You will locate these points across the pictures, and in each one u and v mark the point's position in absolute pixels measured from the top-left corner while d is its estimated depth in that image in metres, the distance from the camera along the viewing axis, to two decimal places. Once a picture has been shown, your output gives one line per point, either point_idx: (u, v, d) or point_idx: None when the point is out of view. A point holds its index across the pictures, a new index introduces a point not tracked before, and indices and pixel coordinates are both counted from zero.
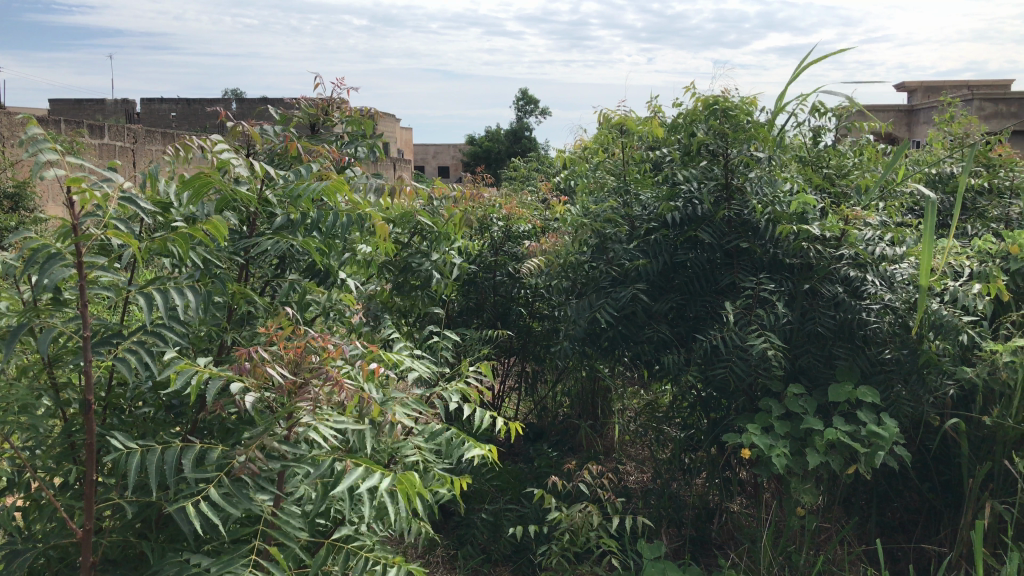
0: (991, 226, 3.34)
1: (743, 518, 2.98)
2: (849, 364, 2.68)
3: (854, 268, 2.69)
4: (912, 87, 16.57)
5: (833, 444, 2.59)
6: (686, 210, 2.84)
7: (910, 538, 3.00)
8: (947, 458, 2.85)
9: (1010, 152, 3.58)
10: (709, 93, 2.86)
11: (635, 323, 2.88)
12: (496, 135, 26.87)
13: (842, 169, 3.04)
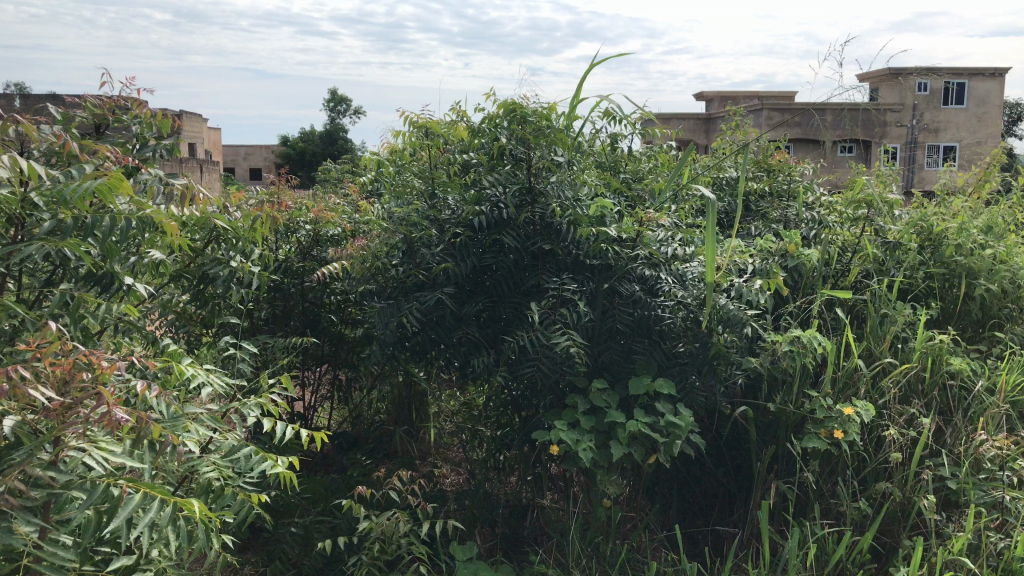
0: (771, 226, 3.62)
1: (553, 513, 3.05)
2: (646, 357, 2.83)
3: (648, 267, 2.83)
4: (708, 96, 17.69)
5: (635, 435, 2.69)
6: (491, 214, 2.87)
7: (707, 521, 3.18)
8: (738, 443, 3.08)
9: (785, 157, 3.89)
10: (509, 99, 2.93)
11: (446, 325, 2.88)
12: (311, 137, 26.27)
13: (639, 175, 3.36)
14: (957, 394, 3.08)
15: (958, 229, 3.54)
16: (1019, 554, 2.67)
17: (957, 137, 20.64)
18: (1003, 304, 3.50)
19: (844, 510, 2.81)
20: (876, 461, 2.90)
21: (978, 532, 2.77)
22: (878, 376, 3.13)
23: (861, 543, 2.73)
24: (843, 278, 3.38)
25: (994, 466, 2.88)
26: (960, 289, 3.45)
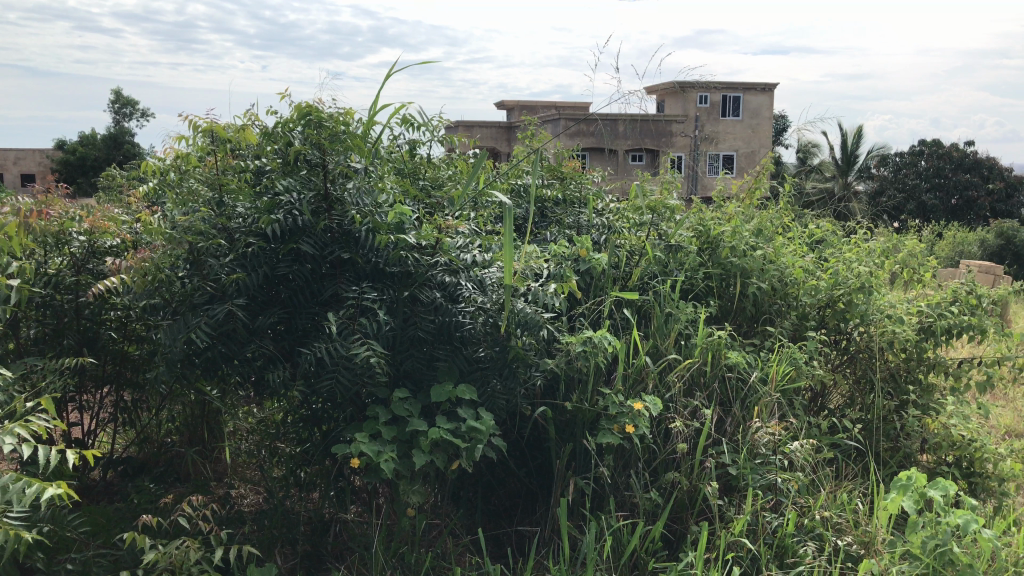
0: (565, 231, 3.75)
1: (357, 526, 3.00)
2: (448, 364, 2.83)
3: (448, 273, 2.84)
4: (509, 106, 18.11)
5: (436, 443, 2.69)
6: (285, 222, 2.75)
7: (511, 521, 3.24)
8: (538, 443, 3.17)
9: (577, 166, 4.05)
10: (302, 102, 2.86)
11: (238, 339, 2.73)
12: (93, 141, 24.49)
13: (437, 182, 3.36)
14: (735, 385, 3.32)
15: (732, 232, 3.82)
16: (791, 530, 2.92)
17: (735, 148, 22.30)
18: (773, 301, 3.80)
19: (638, 501, 2.95)
20: (665, 453, 3.07)
21: (756, 513, 3.00)
22: (665, 371, 3.32)
23: (654, 532, 2.88)
24: (632, 280, 3.57)
25: (769, 451, 3.11)
26: (736, 288, 3.73)
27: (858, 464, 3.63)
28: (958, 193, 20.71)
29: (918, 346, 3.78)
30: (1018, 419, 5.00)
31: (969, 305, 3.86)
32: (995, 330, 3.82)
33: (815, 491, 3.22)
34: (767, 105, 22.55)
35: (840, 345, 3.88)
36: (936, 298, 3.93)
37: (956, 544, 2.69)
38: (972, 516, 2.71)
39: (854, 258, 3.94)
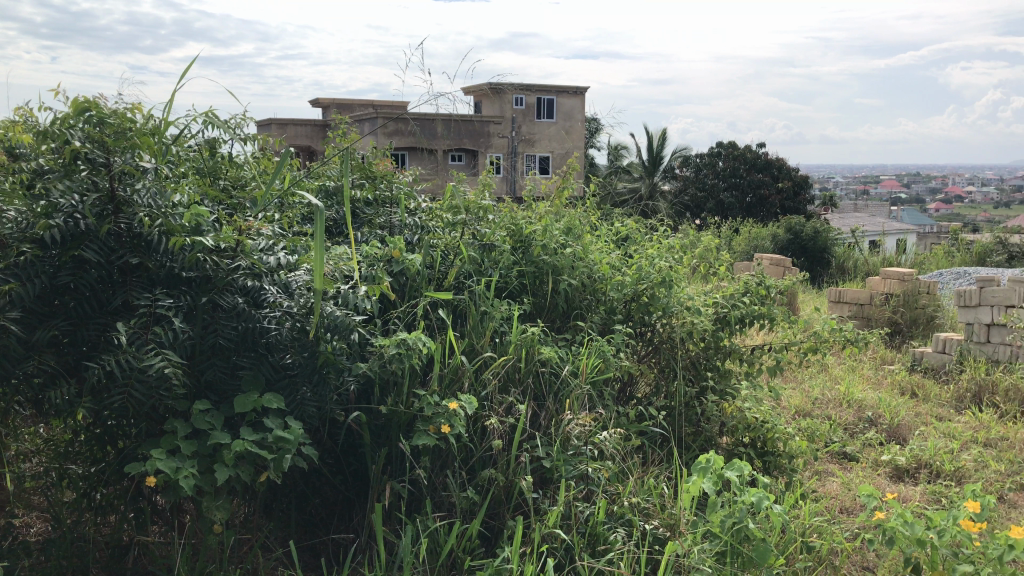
0: (377, 232, 3.69)
1: (158, 548, 2.82)
2: (253, 372, 2.70)
3: (251, 277, 2.74)
4: (325, 104, 17.74)
5: (241, 456, 2.57)
6: (65, 226, 2.52)
7: (327, 530, 3.16)
8: (353, 449, 3.11)
9: (388, 166, 4.00)
10: (82, 98, 2.69)
11: (12, 356, 2.44)
12: None
13: (239, 181, 3.23)
14: (548, 379, 3.40)
15: (543, 231, 3.91)
16: (601, 518, 3.02)
17: (550, 148, 22.90)
18: (583, 295, 3.93)
19: (454, 500, 2.95)
20: (482, 451, 3.09)
21: (568, 503, 3.07)
22: (480, 369, 3.34)
23: (470, 530, 2.89)
24: (446, 280, 3.57)
25: (580, 442, 3.22)
26: (547, 285, 3.81)
27: (663, 449, 3.81)
28: (752, 191, 22.27)
29: (715, 335, 4.01)
30: (804, 400, 5.43)
31: (759, 295, 4.14)
32: (782, 318, 4.13)
33: (624, 478, 3.34)
34: (580, 107, 23.31)
35: (645, 337, 4.06)
36: (730, 289, 4.18)
37: (750, 520, 2.85)
38: (763, 493, 2.89)
39: (656, 254, 4.13)
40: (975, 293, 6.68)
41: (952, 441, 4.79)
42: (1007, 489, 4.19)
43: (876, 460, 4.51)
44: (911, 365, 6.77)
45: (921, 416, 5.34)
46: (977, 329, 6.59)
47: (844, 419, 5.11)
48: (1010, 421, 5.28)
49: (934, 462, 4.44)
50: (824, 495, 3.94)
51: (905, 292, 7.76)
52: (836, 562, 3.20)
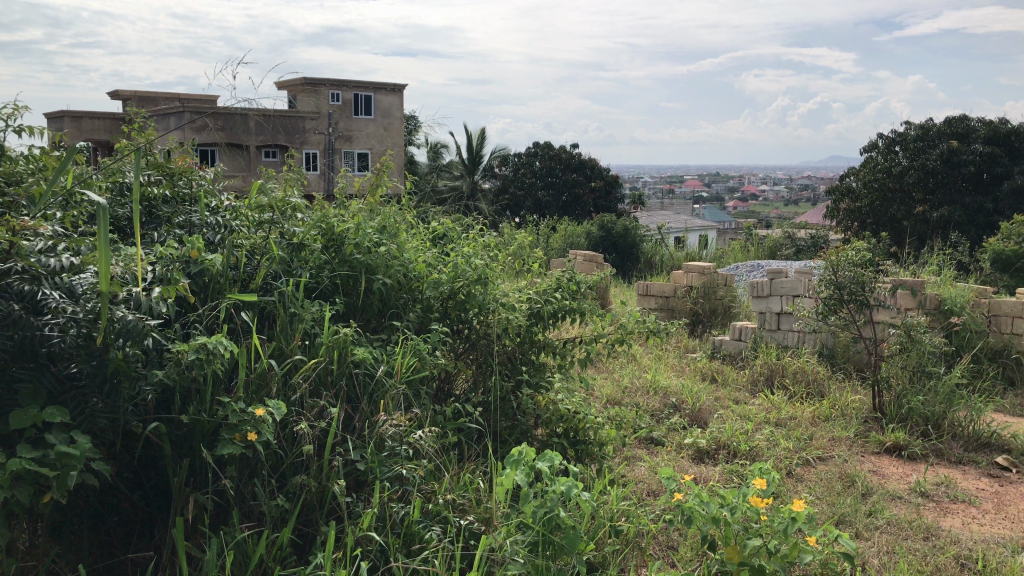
0: (174, 232, 3.48)
1: None
2: (32, 386, 2.49)
3: (28, 282, 2.52)
4: (125, 96, 16.66)
5: (19, 476, 2.36)
6: None
7: (125, 550, 2.96)
8: (153, 462, 2.93)
9: (186, 162, 3.79)
10: None
11: None
12: None
13: (13, 176, 2.96)
14: (362, 380, 3.34)
15: (355, 230, 3.82)
16: (416, 517, 3.01)
17: (370, 146, 22.63)
18: (399, 294, 3.89)
19: (263, 509, 2.85)
20: (292, 457, 2.99)
21: (383, 505, 3.04)
22: (290, 373, 3.23)
23: (280, 539, 2.80)
24: (253, 281, 3.45)
25: (395, 442, 3.18)
26: (361, 283, 3.74)
27: (480, 444, 3.85)
28: (567, 190, 23.00)
29: (529, 330, 4.09)
30: (615, 389, 5.66)
31: (570, 291, 4.26)
32: (592, 312, 4.27)
33: (440, 476, 3.35)
34: (398, 104, 23.14)
35: (463, 335, 4.09)
36: (543, 285, 4.28)
37: (560, 508, 2.93)
38: (572, 482, 2.96)
39: (471, 251, 4.15)
40: (766, 285, 7.21)
41: (747, 422, 5.14)
42: (794, 465, 4.55)
43: (680, 444, 4.77)
44: (712, 353, 7.22)
45: (720, 400, 5.71)
46: (769, 318, 7.15)
47: (650, 406, 5.38)
48: (796, 401, 5.74)
49: (731, 443, 4.75)
50: (633, 480, 4.12)
51: (704, 285, 8.25)
52: (643, 544, 3.35)
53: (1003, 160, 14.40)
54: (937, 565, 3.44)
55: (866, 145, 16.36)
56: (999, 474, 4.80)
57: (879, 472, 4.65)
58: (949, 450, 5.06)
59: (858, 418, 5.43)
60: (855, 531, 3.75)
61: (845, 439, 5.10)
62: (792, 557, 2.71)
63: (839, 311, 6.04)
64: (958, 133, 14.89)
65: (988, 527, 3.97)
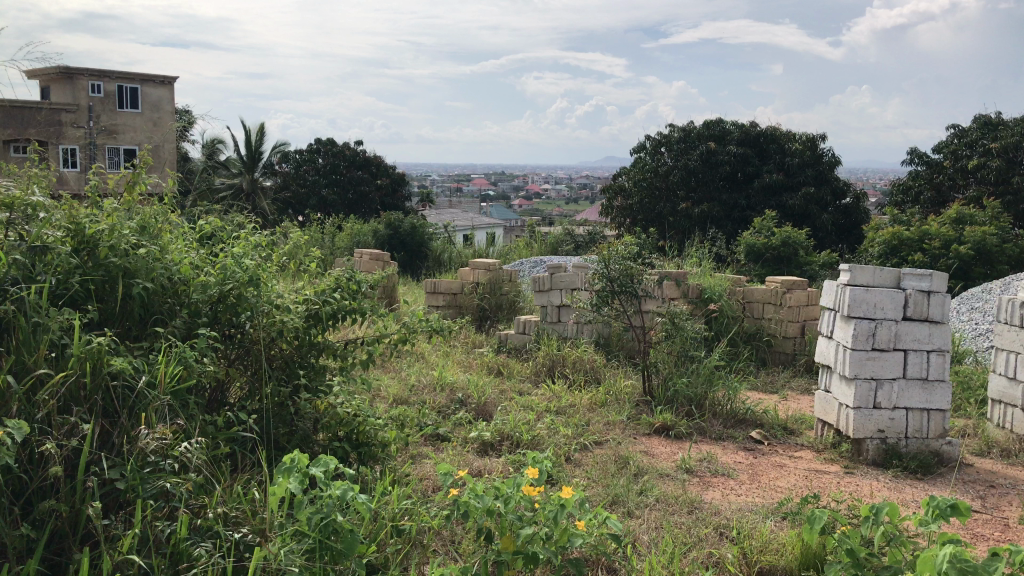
0: None
1: None
2: None
3: None
4: None
5: None
6: None
7: None
8: None
9: None
10: None
11: None
12: None
13: None
14: (121, 394, 3.08)
15: (109, 231, 3.53)
16: (184, 534, 2.84)
17: (139, 141, 21.15)
18: (164, 299, 3.63)
19: (4, 541, 2.59)
20: (38, 480, 2.73)
21: (147, 525, 2.84)
22: (33, 389, 2.95)
23: (24, 571, 2.55)
24: None
25: (158, 457, 2.95)
26: (117, 288, 3.45)
27: (255, 453, 3.71)
28: (353, 189, 22.66)
29: (307, 333, 3.97)
30: (401, 388, 5.63)
31: (350, 290, 4.17)
32: (372, 312, 4.21)
33: (211, 489, 3.19)
34: (169, 98, 21.80)
35: (235, 339, 3.87)
36: (321, 285, 4.15)
37: (337, 513, 2.87)
38: (348, 485, 2.93)
39: (242, 251, 3.97)
40: (546, 279, 7.42)
41: (528, 412, 5.29)
42: (572, 450, 4.74)
43: (465, 438, 4.82)
44: (498, 347, 7.39)
45: (505, 392, 5.84)
46: (550, 310, 7.39)
47: (436, 403, 5.40)
48: (575, 390, 5.99)
49: (513, 433, 4.86)
50: (416, 477, 4.13)
51: (489, 281, 8.42)
52: (425, 540, 3.36)
53: (754, 161, 15.77)
54: (699, 536, 3.70)
55: (637, 146, 17.35)
56: (753, 447, 5.26)
57: (650, 453, 4.94)
58: (710, 428, 5.49)
59: (631, 403, 5.75)
60: (626, 510, 3.96)
61: (618, 423, 5.38)
62: (563, 541, 2.84)
63: (612, 302, 6.36)
64: (715, 135, 16.15)
65: (744, 497, 4.33)
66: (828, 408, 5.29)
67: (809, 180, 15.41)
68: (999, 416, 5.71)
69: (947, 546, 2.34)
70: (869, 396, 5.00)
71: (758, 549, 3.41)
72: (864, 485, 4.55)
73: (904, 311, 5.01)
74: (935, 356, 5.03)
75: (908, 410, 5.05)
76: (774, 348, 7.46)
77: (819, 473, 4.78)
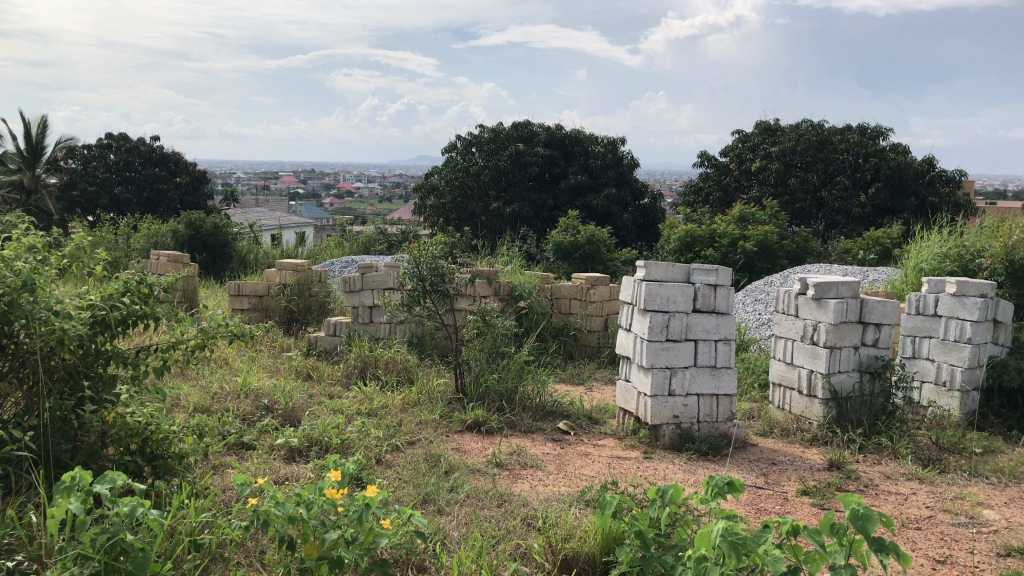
0: None
1: None
2: None
3: None
4: None
5: None
6: None
7: None
8: None
9: None
10: None
11: None
12: None
13: None
14: None
15: None
16: None
17: None
18: None
19: None
20: None
21: None
22: None
23: None
24: None
25: None
26: None
27: (32, 475, 3.48)
28: (149, 186, 21.43)
29: (93, 341, 3.63)
30: (202, 396, 5.37)
31: (141, 294, 3.87)
32: (167, 317, 3.94)
33: None
34: None
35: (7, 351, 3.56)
36: (108, 289, 3.80)
37: (125, 532, 2.69)
38: (136, 501, 2.72)
39: (14, 254, 3.61)
40: (357, 279, 7.30)
41: (338, 416, 5.19)
42: (383, 452, 4.71)
43: (272, 445, 4.67)
44: (308, 350, 7.20)
45: (314, 396, 5.71)
46: (361, 311, 7.27)
47: (240, 410, 5.20)
48: (387, 391, 5.94)
49: (323, 438, 4.76)
50: (216, 490, 3.97)
51: (298, 282, 8.20)
52: (226, 554, 3.23)
53: (560, 162, 16.29)
54: (507, 528, 3.78)
55: (448, 144, 17.42)
56: (561, 438, 5.44)
57: (461, 449, 5.00)
58: (520, 421, 5.62)
59: (443, 401, 5.78)
60: (436, 508, 3.98)
61: (431, 422, 5.40)
62: (368, 543, 2.83)
63: (422, 301, 6.37)
64: (523, 136, 16.55)
65: (550, 487, 4.46)
66: (629, 397, 5.56)
67: (611, 182, 16.13)
68: (779, 398, 6.22)
69: (723, 521, 2.51)
70: (664, 384, 5.29)
71: (561, 538, 3.52)
72: (660, 469, 4.82)
73: (694, 304, 5.34)
74: (721, 345, 5.41)
75: (699, 396, 5.40)
76: (580, 341, 7.74)
77: (620, 460, 5.02)
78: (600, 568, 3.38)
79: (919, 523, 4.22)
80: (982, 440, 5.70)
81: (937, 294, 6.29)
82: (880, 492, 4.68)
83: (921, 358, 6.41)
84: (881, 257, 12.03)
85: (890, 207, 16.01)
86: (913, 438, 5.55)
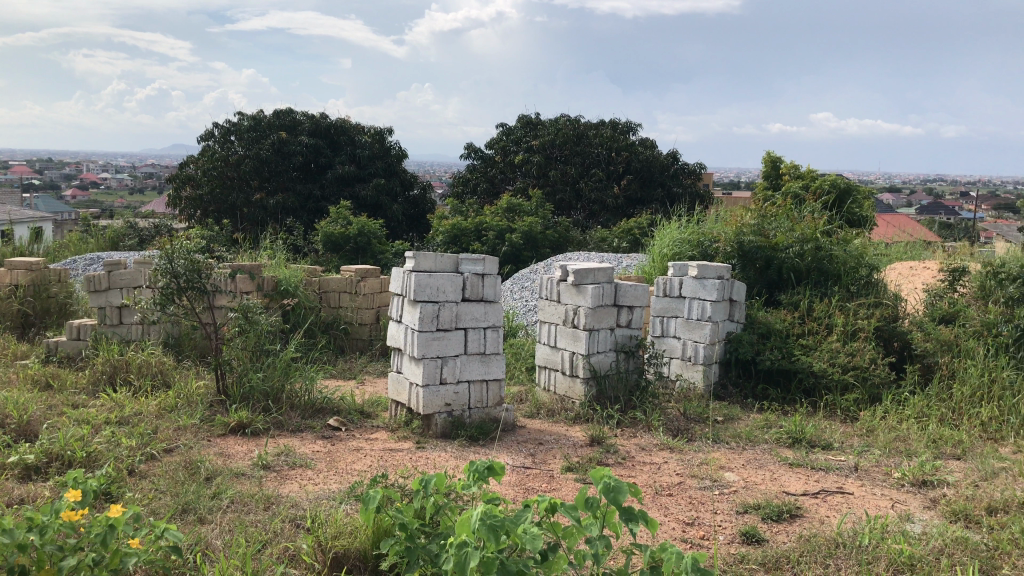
0: None
1: None
2: None
3: None
4: None
5: None
6: None
7: None
8: None
9: None
10: None
11: None
12: None
13: None
14: None
15: None
16: None
17: None
18: None
19: None
20: None
21: None
22: None
23: None
24: None
25: None
26: None
27: None
28: None
29: None
30: None
31: None
32: None
33: None
34: None
35: None
36: None
37: None
38: None
39: None
40: (102, 278, 6.77)
41: (82, 427, 4.75)
42: (136, 462, 4.38)
43: (2, 465, 4.19)
44: (46, 357, 6.55)
45: (54, 407, 5.19)
46: (109, 313, 6.74)
47: None
48: (140, 397, 5.53)
49: (64, 452, 4.34)
50: None
51: (32, 283, 7.43)
52: None
53: (326, 152, 15.93)
54: (274, 531, 3.64)
55: (205, 132, 16.45)
56: (331, 434, 5.33)
57: (225, 454, 4.75)
58: (287, 420, 5.44)
59: (203, 404, 5.48)
60: (197, 517, 3.76)
61: (190, 427, 5.09)
62: (115, 564, 2.59)
63: (177, 299, 5.96)
64: (285, 125, 15.96)
65: (320, 485, 4.35)
66: (400, 389, 5.56)
67: (379, 172, 16.03)
68: (544, 381, 6.47)
69: (481, 505, 2.56)
70: (436, 373, 5.32)
71: (331, 536, 3.44)
72: (432, 458, 4.84)
73: (462, 293, 5.41)
74: (489, 331, 5.54)
75: (469, 383, 5.49)
76: (351, 335, 7.63)
77: (392, 452, 4.99)
78: (371, 563, 3.34)
79: (671, 490, 4.56)
80: (723, 409, 6.25)
81: (680, 277, 6.80)
82: (636, 464, 4.99)
83: (669, 337, 6.92)
84: (634, 245, 12.86)
85: (639, 198, 17.20)
86: (664, 411, 5.98)
